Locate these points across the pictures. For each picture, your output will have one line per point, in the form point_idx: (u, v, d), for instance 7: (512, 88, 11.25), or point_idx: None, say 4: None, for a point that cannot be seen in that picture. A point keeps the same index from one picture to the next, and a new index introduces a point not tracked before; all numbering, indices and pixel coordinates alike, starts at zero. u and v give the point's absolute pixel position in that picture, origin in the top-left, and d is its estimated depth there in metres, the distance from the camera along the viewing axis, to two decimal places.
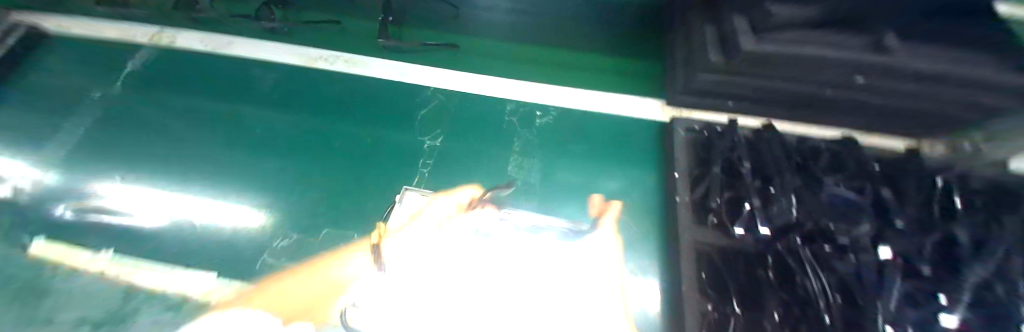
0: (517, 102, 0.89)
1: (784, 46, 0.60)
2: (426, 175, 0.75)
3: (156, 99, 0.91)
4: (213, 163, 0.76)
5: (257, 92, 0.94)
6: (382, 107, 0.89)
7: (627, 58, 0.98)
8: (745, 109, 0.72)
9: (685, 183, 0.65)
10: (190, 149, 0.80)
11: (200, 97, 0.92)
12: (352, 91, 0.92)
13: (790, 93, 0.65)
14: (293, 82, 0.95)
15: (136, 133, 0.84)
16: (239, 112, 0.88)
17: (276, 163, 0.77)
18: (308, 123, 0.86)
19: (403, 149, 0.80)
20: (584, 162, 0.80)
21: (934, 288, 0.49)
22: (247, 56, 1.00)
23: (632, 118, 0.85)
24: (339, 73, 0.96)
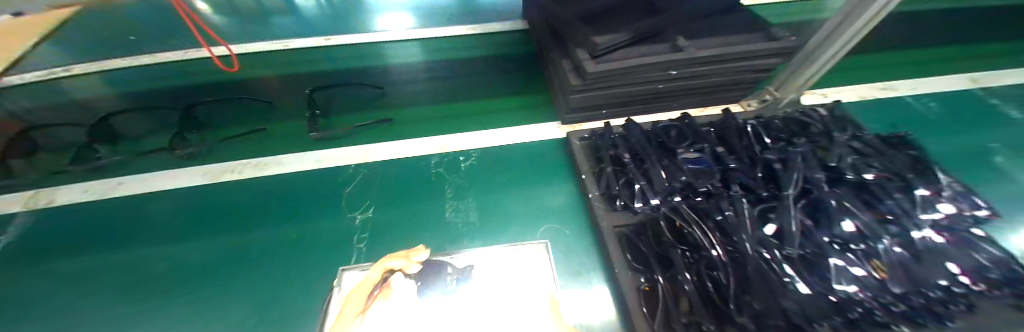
0: (438, 155, 0.98)
1: (615, 63, 0.78)
2: (363, 250, 0.78)
3: (42, 269, 0.80)
4: (125, 321, 0.71)
5: (165, 224, 0.88)
6: (309, 198, 0.90)
7: (521, 93, 1.14)
8: (614, 112, 0.91)
9: (590, 181, 0.78)
10: (105, 309, 0.73)
11: (93, 249, 0.83)
12: (275, 193, 0.92)
13: (636, 92, 0.85)
14: (207, 200, 0.92)
15: (9, 318, 0.72)
16: (148, 251, 0.82)
17: (211, 290, 0.75)
18: (234, 239, 0.84)
19: (344, 230, 0.83)
20: (511, 189, 0.90)
21: (772, 207, 0.66)
22: (145, 189, 0.94)
23: (537, 141, 1.00)
24: (256, 178, 0.96)
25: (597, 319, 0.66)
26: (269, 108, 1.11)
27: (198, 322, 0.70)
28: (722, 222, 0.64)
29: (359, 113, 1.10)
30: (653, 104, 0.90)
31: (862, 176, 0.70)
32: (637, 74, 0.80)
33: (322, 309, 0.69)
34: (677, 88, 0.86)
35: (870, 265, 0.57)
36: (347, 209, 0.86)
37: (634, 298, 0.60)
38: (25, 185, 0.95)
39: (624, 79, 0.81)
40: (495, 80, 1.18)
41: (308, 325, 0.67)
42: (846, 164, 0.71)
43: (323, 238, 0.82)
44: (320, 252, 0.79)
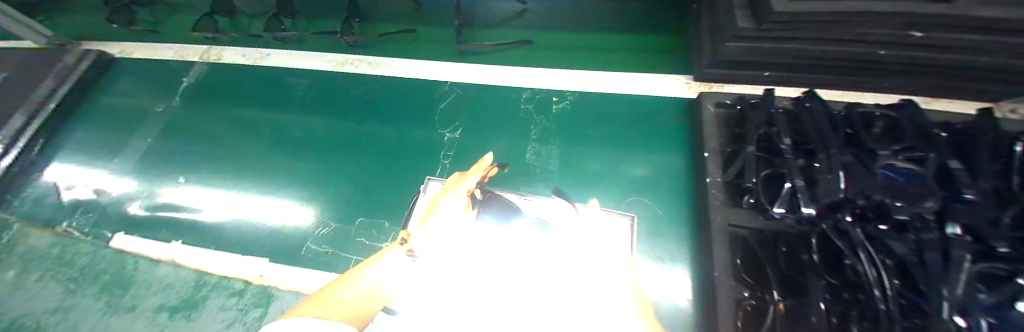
0: (533, 90, 0.88)
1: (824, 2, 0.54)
2: (447, 167, 0.78)
3: (220, 113, 1.03)
4: (259, 170, 0.87)
5: (291, 98, 1.01)
6: (402, 105, 0.92)
7: (651, 32, 0.93)
8: (781, 77, 0.68)
9: (715, 160, 0.63)
10: (253, 156, 0.91)
11: (247, 107, 1.03)
12: (377, 91, 0.96)
13: (831, 54, 0.60)
14: (323, 86, 1.01)
15: (200, 143, 0.98)
16: (280, 119, 0.97)
17: (316, 167, 0.85)
18: (338, 126, 0.92)
19: (429, 145, 0.83)
20: (605, 144, 0.78)
21: (1013, 271, 0.43)
22: (284, 65, 1.09)
23: (655, 96, 0.81)
24: (363, 74, 1.00)
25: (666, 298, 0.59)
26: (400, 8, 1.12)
27: (303, 190, 0.81)
28: (914, 269, 0.44)
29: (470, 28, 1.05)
30: (845, 78, 0.65)
31: None
32: (850, 28, 0.55)
33: (403, 209, 0.74)
34: (901, 60, 0.59)
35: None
36: (434, 124, 0.86)
37: (727, 311, 0.51)
38: (211, 44, 1.19)
39: (822, 32, 0.57)
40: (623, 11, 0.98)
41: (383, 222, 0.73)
42: None
43: (410, 145, 0.83)
44: (408, 156, 0.82)
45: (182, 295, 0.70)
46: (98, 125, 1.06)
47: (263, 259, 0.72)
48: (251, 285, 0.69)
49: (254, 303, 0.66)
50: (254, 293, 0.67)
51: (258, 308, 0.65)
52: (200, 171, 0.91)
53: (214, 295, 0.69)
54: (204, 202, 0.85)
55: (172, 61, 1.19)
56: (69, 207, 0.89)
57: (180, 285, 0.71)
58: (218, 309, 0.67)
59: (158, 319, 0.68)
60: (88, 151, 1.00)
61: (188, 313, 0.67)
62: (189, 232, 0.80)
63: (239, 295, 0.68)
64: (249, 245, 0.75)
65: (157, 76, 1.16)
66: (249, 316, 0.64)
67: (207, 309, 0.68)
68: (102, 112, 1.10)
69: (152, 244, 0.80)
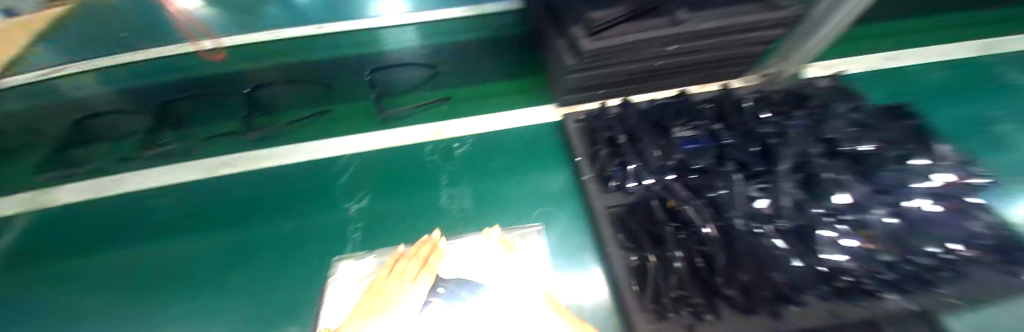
0: (433, 141, 0.99)
1: (613, 39, 0.76)
2: (359, 240, 0.79)
3: (60, 261, 0.84)
4: (128, 315, 0.72)
5: (162, 220, 0.90)
6: (304, 191, 0.91)
7: (516, 76, 1.13)
8: (612, 91, 0.90)
9: (586, 162, 0.79)
10: (113, 303, 0.74)
11: (99, 247, 0.86)
12: (274, 185, 0.94)
13: (634, 68, 0.84)
14: (206, 197, 0.93)
15: (17, 315, 0.74)
16: (155, 247, 0.85)
17: (207, 283, 0.76)
18: (235, 232, 0.85)
19: (334, 227, 0.82)
20: (505, 174, 0.90)
21: (767, 183, 0.64)
22: (149, 186, 0.97)
23: (534, 125, 0.99)
24: (262, 168, 0.99)
25: (589, 301, 0.65)
26: (299, 93, 1.09)
27: (193, 316, 0.70)
28: (717, 199, 0.63)
29: (359, 99, 1.09)
30: (649, 83, 0.91)
31: (859, 147, 0.68)
32: (636, 52, 0.79)
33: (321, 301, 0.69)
34: (672, 65, 0.85)
35: (861, 234, 0.57)
36: (342, 200, 0.88)
37: (623, 270, 0.59)
38: (37, 186, 0.99)
39: (622, 57, 0.80)
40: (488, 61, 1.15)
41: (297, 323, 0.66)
42: (849, 138, 0.70)
43: (322, 227, 0.83)
44: (320, 240, 0.80)
45: None
46: None
47: None
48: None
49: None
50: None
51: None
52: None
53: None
54: None
55: None
56: None
57: None
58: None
59: None
60: None
61: None
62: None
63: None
64: None
65: None
66: None
67: None
68: None
69: None
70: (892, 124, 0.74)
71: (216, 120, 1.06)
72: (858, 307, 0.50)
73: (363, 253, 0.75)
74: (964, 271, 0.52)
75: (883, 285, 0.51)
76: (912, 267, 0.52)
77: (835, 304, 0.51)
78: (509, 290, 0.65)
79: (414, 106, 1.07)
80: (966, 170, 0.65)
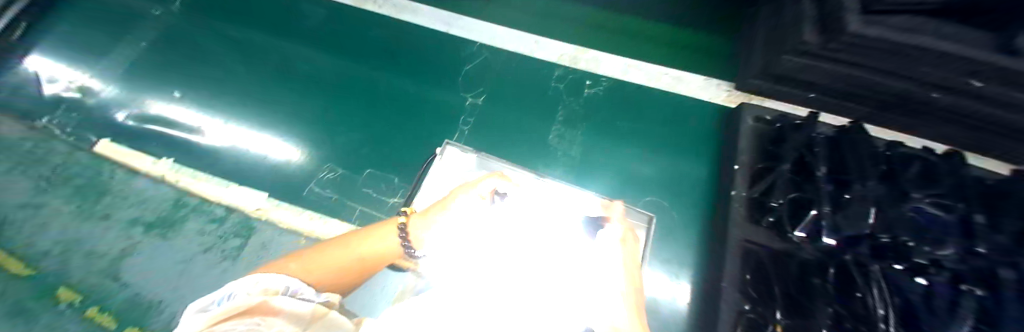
0: (568, 67, 0.83)
1: (895, 32, 0.52)
2: (466, 133, 0.76)
3: (212, 24, 0.93)
4: (266, 104, 0.81)
5: (303, 29, 0.92)
6: (424, 61, 0.86)
7: (700, 29, 0.84)
8: (825, 103, 0.66)
9: (743, 177, 0.61)
10: (252, 88, 0.84)
11: (250, 27, 0.92)
12: (397, 39, 0.89)
13: (888, 89, 0.59)
14: (341, 20, 0.92)
15: (190, 57, 0.89)
16: (287, 51, 0.89)
17: (329, 113, 0.80)
18: (363, 72, 0.85)
19: (450, 106, 0.80)
20: (631, 143, 0.75)
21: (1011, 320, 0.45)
22: None
23: (694, 98, 0.78)
24: (392, 18, 0.91)
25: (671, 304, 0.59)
26: None
27: (316, 141, 0.76)
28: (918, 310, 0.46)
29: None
30: (888, 115, 0.64)
31: None
32: (912, 65, 0.54)
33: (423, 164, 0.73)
34: (947, 109, 0.58)
35: None
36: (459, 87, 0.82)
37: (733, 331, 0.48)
38: None
39: (887, 62, 0.55)
40: None
41: (401, 179, 0.71)
42: None
43: (432, 108, 0.80)
44: (422, 122, 0.78)
45: (159, 213, 0.67)
46: (90, 17, 0.94)
47: (261, 193, 0.69)
48: (183, 210, 0.68)
49: (155, 234, 0.65)
50: (175, 220, 0.67)
51: (188, 238, 0.64)
52: (196, 89, 0.84)
53: (145, 214, 0.67)
54: (199, 115, 0.79)
55: None
56: (19, 96, 0.81)
57: (157, 204, 0.68)
58: (123, 214, 0.67)
59: (134, 233, 0.65)
60: (72, 44, 0.90)
61: (163, 233, 0.65)
62: (160, 142, 0.77)
63: (154, 222, 0.66)
64: (251, 180, 0.71)
65: None
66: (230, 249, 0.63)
67: (184, 234, 0.65)
68: None
69: (139, 152, 0.75)
70: None
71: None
72: None
73: (471, 149, 0.65)
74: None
75: None
76: None
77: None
78: None
79: (600, 21, 0.86)
80: None
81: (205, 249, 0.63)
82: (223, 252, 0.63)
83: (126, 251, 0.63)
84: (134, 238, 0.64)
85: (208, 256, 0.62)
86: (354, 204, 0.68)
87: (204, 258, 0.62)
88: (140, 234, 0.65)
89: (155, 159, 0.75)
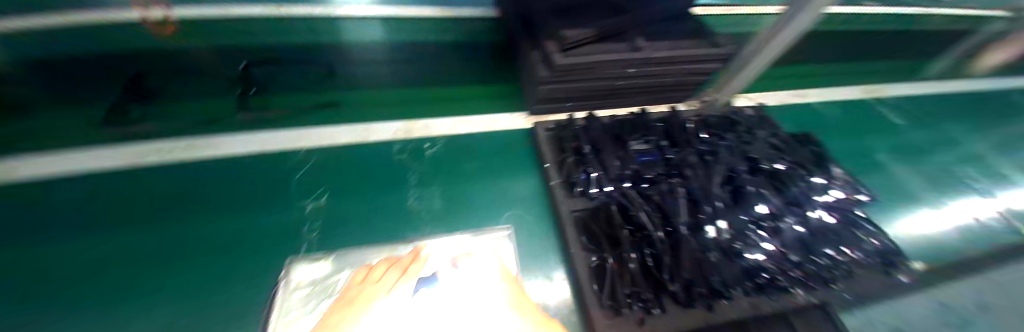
0: (404, 141, 0.96)
1: (581, 55, 0.85)
2: (317, 241, 0.73)
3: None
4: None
5: (59, 213, 0.72)
6: (246, 189, 0.81)
7: (491, 82, 1.15)
8: (576, 105, 0.99)
9: (554, 169, 0.85)
10: None
11: None
12: (208, 177, 0.82)
13: (598, 86, 0.93)
14: (121, 185, 0.77)
15: None
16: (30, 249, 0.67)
17: (125, 300, 0.62)
18: (171, 229, 0.72)
19: (288, 225, 0.75)
20: (477, 179, 0.90)
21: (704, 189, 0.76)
22: (44, 173, 0.78)
23: (505, 130, 1.03)
24: (200, 160, 0.84)
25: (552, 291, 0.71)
26: (367, 76, 1.10)
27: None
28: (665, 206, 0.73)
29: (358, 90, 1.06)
30: (609, 100, 1.00)
31: (774, 166, 0.82)
32: (599, 72, 0.89)
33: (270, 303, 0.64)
34: (630, 86, 0.96)
35: (780, 239, 0.71)
36: (294, 198, 0.80)
37: (586, 271, 0.66)
38: None
39: (588, 74, 0.89)
40: (462, 68, 1.17)
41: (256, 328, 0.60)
42: (771, 158, 0.84)
43: (269, 232, 0.74)
44: (263, 250, 0.71)
45: None
46: None
47: None
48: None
49: None
50: None
51: None
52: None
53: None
54: None
55: None
56: None
57: None
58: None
59: None
60: None
61: None
62: None
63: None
64: None
65: None
66: None
67: None
68: None
69: None
70: (792, 139, 0.92)
71: (315, 94, 1.03)
72: (772, 300, 0.65)
73: (321, 255, 0.69)
74: (852, 269, 0.71)
75: (792, 283, 0.67)
76: (816, 267, 0.69)
77: (755, 298, 0.65)
78: (465, 300, 0.58)
79: (416, 98, 1.07)
80: (846, 187, 0.82)
81: None
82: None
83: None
84: None
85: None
86: None
87: None
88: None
89: None
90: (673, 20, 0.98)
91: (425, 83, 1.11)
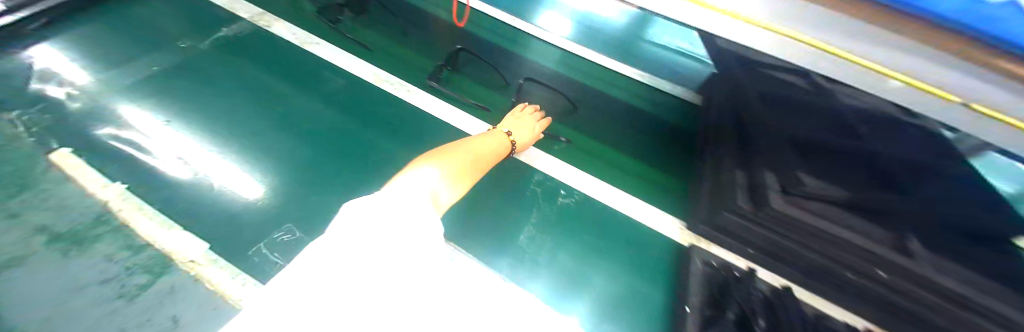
0: (545, 174, 0.94)
1: (811, 215, 0.64)
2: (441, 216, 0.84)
3: (240, 78, 1.05)
4: (258, 148, 0.90)
5: (320, 90, 1.06)
6: (419, 141, 0.97)
7: (658, 168, 0.98)
8: (763, 260, 0.74)
9: (694, 321, 0.63)
10: (256, 132, 0.93)
11: (278, 82, 1.06)
12: (401, 115, 1.02)
13: (812, 261, 0.68)
14: (357, 91, 1.06)
15: (204, 93, 0.99)
16: (301, 107, 1.01)
17: (317, 170, 0.88)
18: (365, 142, 0.95)
19: None
20: (596, 259, 0.81)
21: None
22: (328, 60, 1.13)
23: (651, 229, 0.86)
24: (402, 100, 1.05)
25: None
26: (547, 100, 1.10)
27: (289, 195, 0.83)
28: None
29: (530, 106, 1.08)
30: (817, 285, 0.71)
31: None
32: (828, 245, 0.65)
33: None
34: (861, 289, 0.67)
35: None
36: None
37: None
38: (268, 11, 1.25)
39: (808, 239, 0.66)
40: (636, 138, 1.04)
41: None
42: None
43: None
44: None
45: (79, 226, 0.75)
46: (130, 42, 1.10)
47: (201, 245, 0.74)
48: (99, 228, 0.75)
49: (59, 250, 0.72)
50: (87, 238, 0.74)
51: (94, 262, 0.71)
52: (189, 121, 0.92)
53: (60, 225, 0.75)
54: (179, 151, 0.86)
55: (222, 10, 1.24)
56: (39, 95, 0.92)
57: (84, 220, 0.76)
58: (37, 219, 0.75)
59: (36, 242, 0.72)
60: (109, 61, 1.04)
61: (70, 250, 0.72)
62: (129, 167, 0.83)
63: (61, 236, 0.73)
64: (199, 217, 0.77)
65: (197, 14, 1.22)
66: (133, 285, 0.70)
67: (88, 256, 0.72)
68: (127, 24, 1.16)
69: (97, 173, 0.80)
70: None
71: (500, 96, 1.10)
72: None
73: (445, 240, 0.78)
74: None
75: None
76: None
77: None
78: None
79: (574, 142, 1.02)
80: None
81: (105, 279, 0.70)
82: (122, 288, 0.69)
83: (17, 256, 0.69)
84: (36, 249, 0.71)
85: (103, 288, 0.69)
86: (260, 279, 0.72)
87: (99, 289, 0.69)
88: (42, 245, 0.71)
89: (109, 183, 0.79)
90: (977, 244, 0.66)
91: (592, 133, 1.04)
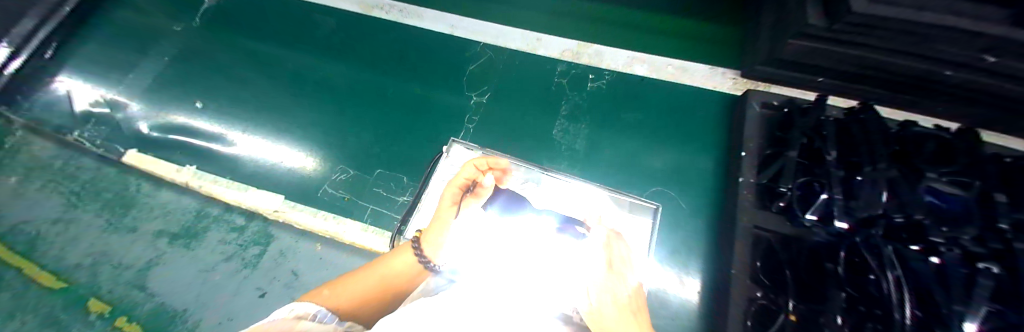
0: (569, 63, 0.86)
1: (904, 10, 0.54)
2: (470, 130, 0.82)
3: (235, 46, 1.01)
4: (280, 107, 0.90)
5: (317, 36, 1.00)
6: (432, 63, 0.92)
7: (696, 19, 0.86)
8: (835, 85, 0.69)
9: (752, 162, 0.63)
10: (273, 92, 0.93)
11: (272, 38, 1.01)
12: (403, 41, 0.96)
13: (901, 68, 0.61)
14: (350, 27, 0.99)
15: (209, 68, 0.97)
16: (305, 61, 0.97)
17: (342, 115, 0.88)
18: (379, 78, 0.92)
19: (458, 103, 0.86)
20: (638, 136, 0.78)
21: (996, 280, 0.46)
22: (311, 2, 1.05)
23: (697, 87, 0.80)
24: (399, 23, 0.97)
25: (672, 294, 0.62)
26: None
27: (328, 141, 0.84)
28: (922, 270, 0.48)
29: None
30: (902, 95, 0.66)
31: None
32: (924, 42, 0.56)
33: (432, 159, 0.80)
34: (959, 87, 0.60)
35: None
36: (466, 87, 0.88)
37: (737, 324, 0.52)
38: None
39: (897, 41, 0.57)
40: None
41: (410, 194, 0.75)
42: None
43: (446, 108, 0.86)
44: (438, 123, 0.84)
45: (184, 223, 0.74)
46: (98, 28, 1.01)
47: (275, 197, 0.76)
48: (204, 221, 0.75)
49: (179, 244, 0.71)
50: (196, 232, 0.73)
51: (209, 249, 0.71)
52: (215, 100, 0.92)
53: (170, 226, 0.73)
54: (217, 127, 0.87)
55: None
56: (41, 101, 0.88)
57: (184, 219, 0.74)
58: (150, 226, 0.73)
59: (158, 244, 0.71)
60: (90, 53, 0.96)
61: (188, 242, 0.72)
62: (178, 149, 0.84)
63: (177, 234, 0.72)
64: (259, 179, 0.80)
65: None
66: (251, 255, 0.70)
67: (204, 243, 0.72)
68: None
69: (163, 160, 0.82)
70: None
71: None
72: None
73: (478, 147, 0.61)
74: None
75: None
76: None
77: None
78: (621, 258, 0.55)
79: (597, 14, 0.90)
80: None
81: (225, 257, 0.70)
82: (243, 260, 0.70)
83: (151, 261, 0.68)
84: (160, 249, 0.70)
85: (228, 264, 0.69)
86: (362, 202, 0.76)
87: (225, 266, 0.69)
88: (166, 245, 0.71)
89: (180, 167, 0.81)
90: None
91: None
